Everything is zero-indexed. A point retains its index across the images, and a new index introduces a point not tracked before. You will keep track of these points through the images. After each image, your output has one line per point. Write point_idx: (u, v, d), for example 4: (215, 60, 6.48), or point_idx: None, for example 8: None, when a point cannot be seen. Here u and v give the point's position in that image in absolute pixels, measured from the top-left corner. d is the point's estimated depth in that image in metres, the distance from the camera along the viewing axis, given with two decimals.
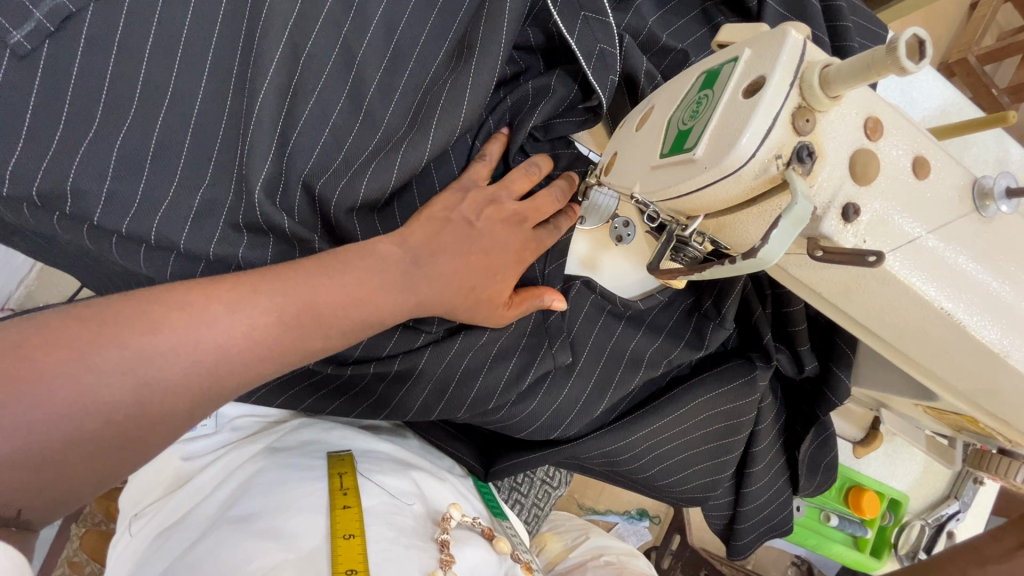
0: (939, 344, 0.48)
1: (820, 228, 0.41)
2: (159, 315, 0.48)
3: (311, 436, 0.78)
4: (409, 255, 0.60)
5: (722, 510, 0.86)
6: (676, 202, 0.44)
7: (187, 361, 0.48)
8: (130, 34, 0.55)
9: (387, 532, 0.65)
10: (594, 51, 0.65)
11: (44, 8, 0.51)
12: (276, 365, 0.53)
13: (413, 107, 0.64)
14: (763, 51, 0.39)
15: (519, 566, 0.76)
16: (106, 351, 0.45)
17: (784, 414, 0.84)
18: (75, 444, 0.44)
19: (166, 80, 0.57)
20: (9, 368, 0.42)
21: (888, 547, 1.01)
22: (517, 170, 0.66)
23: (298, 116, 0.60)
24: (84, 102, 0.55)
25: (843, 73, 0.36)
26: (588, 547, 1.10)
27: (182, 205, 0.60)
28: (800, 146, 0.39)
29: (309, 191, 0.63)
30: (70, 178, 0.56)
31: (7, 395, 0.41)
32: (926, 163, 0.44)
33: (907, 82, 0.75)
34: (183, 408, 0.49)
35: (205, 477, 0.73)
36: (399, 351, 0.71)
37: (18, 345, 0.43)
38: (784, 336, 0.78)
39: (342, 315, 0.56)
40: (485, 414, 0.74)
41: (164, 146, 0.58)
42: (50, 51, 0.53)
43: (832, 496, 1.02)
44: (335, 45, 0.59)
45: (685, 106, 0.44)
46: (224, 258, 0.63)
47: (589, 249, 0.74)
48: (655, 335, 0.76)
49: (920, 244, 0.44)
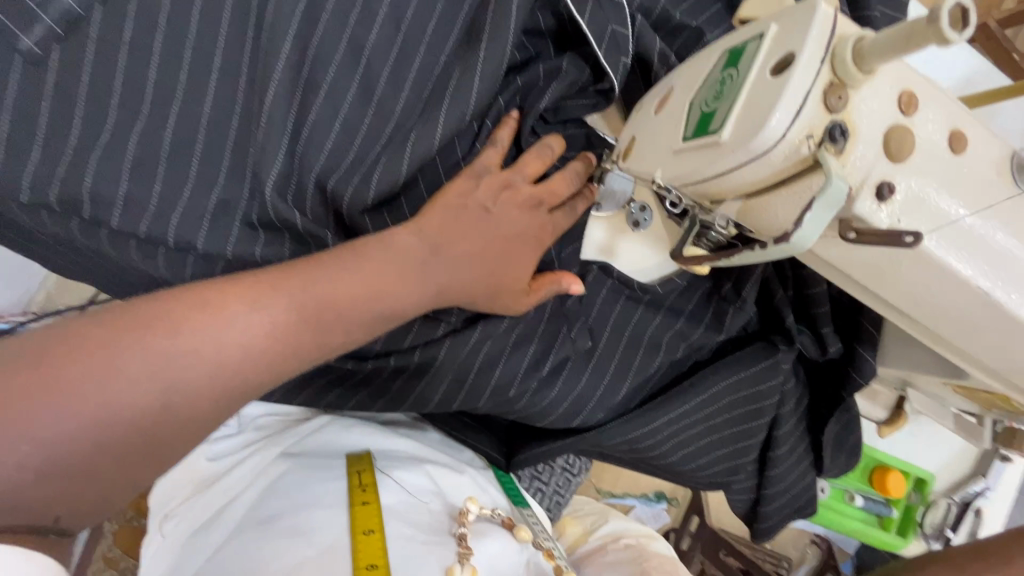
0: (972, 321, 0.47)
1: (854, 209, 0.39)
2: (180, 315, 0.48)
3: (332, 435, 0.79)
4: (427, 245, 0.59)
5: (746, 493, 0.86)
6: (700, 186, 0.44)
7: (212, 360, 0.48)
8: (139, 36, 0.55)
9: (405, 529, 0.66)
10: (605, 33, 0.63)
11: (51, 12, 0.52)
12: (296, 362, 0.53)
13: (422, 97, 0.63)
14: (792, 26, 0.38)
15: (541, 553, 0.75)
16: (128, 355, 0.46)
17: (807, 396, 0.83)
18: (107, 447, 0.45)
19: (175, 80, 0.57)
20: (38, 374, 0.43)
21: (913, 526, 1.00)
22: (529, 153, 0.65)
23: (309, 111, 0.59)
24: (96, 106, 0.55)
25: (878, 47, 0.34)
26: (607, 531, 1.12)
27: (198, 206, 0.60)
28: (832, 124, 0.37)
29: (321, 188, 0.62)
30: (86, 184, 0.56)
31: (39, 399, 0.43)
32: (963, 137, 0.42)
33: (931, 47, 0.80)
34: (209, 407, 0.49)
35: (231, 477, 0.74)
36: (419, 343, 0.71)
37: (46, 351, 0.44)
38: (807, 318, 0.77)
39: (361, 309, 0.55)
40: (506, 403, 0.74)
41: (176, 146, 0.58)
42: (60, 56, 0.54)
43: (855, 476, 1.00)
44: (343, 36, 0.59)
45: (707, 87, 0.43)
46: (241, 259, 0.62)
47: (606, 235, 0.71)
48: (675, 319, 0.76)
49: (955, 222, 0.42)
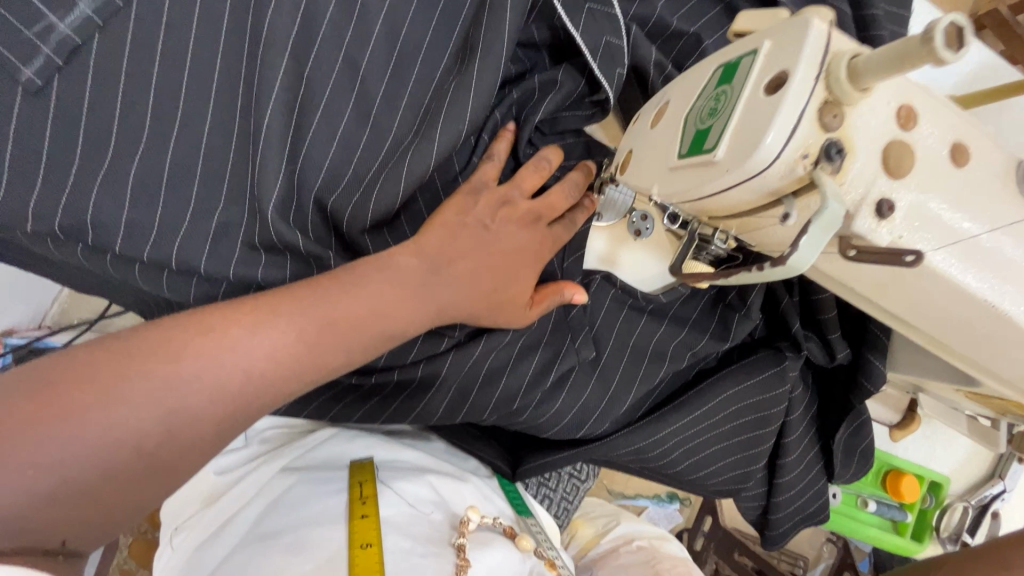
0: (980, 332, 0.46)
1: (854, 226, 0.39)
2: (182, 342, 0.49)
3: (337, 448, 0.79)
4: (426, 263, 0.59)
5: (756, 500, 0.85)
6: (697, 203, 0.43)
7: (214, 385, 0.49)
8: (136, 62, 0.55)
9: (403, 541, 0.67)
10: (599, 44, 0.62)
11: (52, 43, 0.52)
12: (298, 384, 0.53)
13: (419, 114, 0.63)
14: (784, 43, 0.37)
15: (542, 562, 0.76)
16: (132, 383, 0.46)
17: (815, 402, 0.82)
18: (111, 473, 0.46)
19: (174, 106, 0.57)
20: (44, 406, 0.44)
21: (929, 530, 0.98)
22: (527, 167, 0.64)
23: (306, 131, 0.60)
24: (97, 134, 0.56)
25: (873, 65, 0.33)
26: (620, 532, 1.13)
27: (200, 229, 0.60)
28: (829, 143, 0.37)
29: (321, 207, 0.63)
30: (89, 211, 0.57)
31: (44, 431, 0.43)
32: (965, 149, 0.41)
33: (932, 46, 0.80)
34: (212, 432, 0.50)
35: (238, 490, 0.75)
36: (422, 358, 0.71)
37: (53, 381, 0.45)
38: (814, 324, 0.76)
39: (362, 330, 0.56)
40: (510, 415, 0.74)
41: (177, 171, 0.58)
42: (60, 85, 0.54)
43: (868, 480, 0.99)
44: (338, 56, 0.59)
45: (701, 103, 0.42)
46: (244, 280, 0.63)
47: (607, 245, 0.71)
48: (680, 328, 0.75)
49: (960, 236, 0.41)
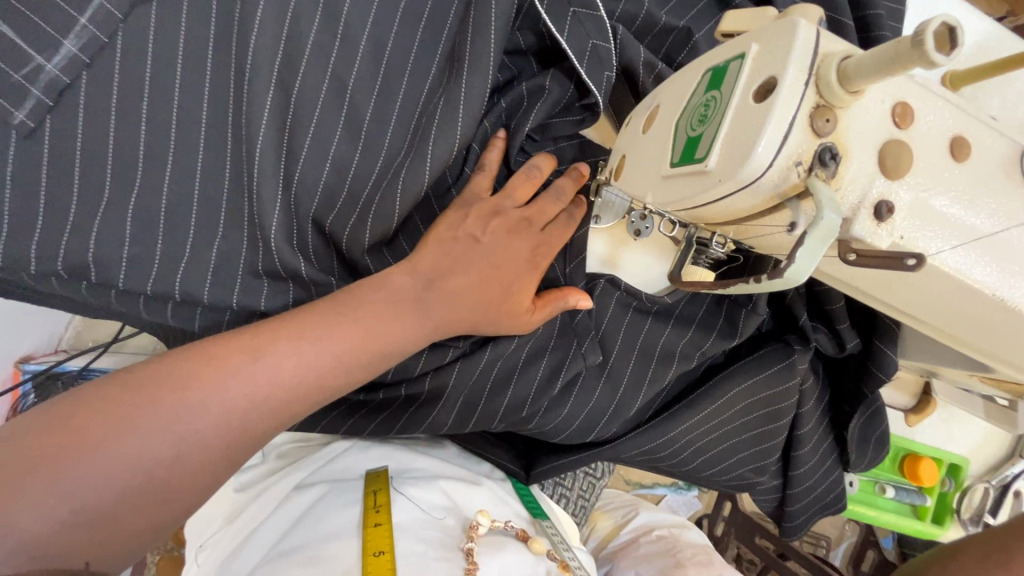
0: (988, 324, 0.45)
1: (852, 231, 0.38)
2: (188, 371, 0.49)
3: (351, 459, 0.80)
4: (420, 280, 0.59)
5: (771, 493, 0.85)
6: (692, 210, 0.42)
7: (219, 412, 0.49)
8: (126, 96, 0.55)
9: (416, 546, 0.67)
10: (586, 48, 0.62)
11: (40, 84, 0.52)
12: (304, 406, 0.54)
13: (409, 130, 0.63)
14: (773, 45, 0.36)
15: (555, 564, 0.75)
16: (143, 413, 0.47)
17: (828, 392, 0.81)
18: (127, 499, 0.46)
19: (166, 139, 0.57)
20: (63, 439, 0.45)
21: (950, 513, 0.98)
22: (517, 176, 0.64)
23: (298, 155, 0.60)
24: (92, 171, 0.56)
25: (864, 67, 0.33)
26: (640, 522, 1.14)
27: (201, 260, 0.61)
28: (822, 148, 0.36)
29: (320, 229, 0.64)
30: (90, 250, 0.57)
31: (64, 462, 0.44)
32: (966, 143, 0.40)
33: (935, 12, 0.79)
34: (222, 456, 0.50)
35: (258, 504, 0.76)
36: (429, 370, 0.71)
37: (69, 416, 0.46)
38: (822, 315, 0.75)
39: (363, 349, 0.56)
40: (519, 422, 0.74)
41: (174, 203, 0.59)
42: (53, 125, 0.54)
43: (885, 466, 0.98)
44: (325, 77, 0.59)
45: (692, 110, 0.42)
46: (247, 307, 0.64)
47: (607, 247, 0.70)
48: (686, 327, 0.74)
49: (962, 233, 0.40)
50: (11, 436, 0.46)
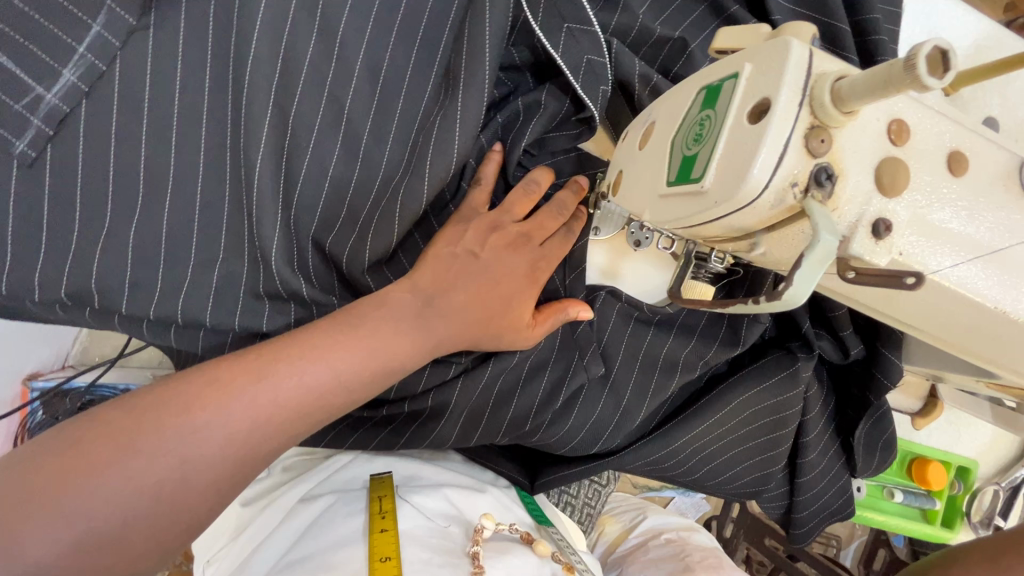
0: (993, 335, 0.45)
1: (850, 250, 0.38)
2: (192, 394, 0.49)
3: (356, 470, 0.80)
4: (421, 297, 0.59)
5: (778, 500, 0.84)
6: (690, 228, 0.42)
7: (222, 434, 0.49)
8: (125, 124, 0.55)
9: (422, 553, 0.67)
10: (581, 64, 0.62)
11: (40, 113, 0.53)
12: (307, 425, 0.54)
13: (407, 147, 0.63)
14: (766, 66, 0.36)
15: (559, 566, 0.75)
16: (148, 437, 0.47)
17: (833, 399, 0.81)
18: (134, 522, 0.46)
19: (166, 164, 0.57)
20: (70, 464, 0.45)
21: (960, 516, 0.97)
22: (516, 191, 0.64)
23: (297, 176, 0.60)
24: (93, 198, 0.56)
25: (858, 89, 0.33)
26: (648, 526, 1.14)
27: (203, 283, 0.61)
28: (818, 168, 0.36)
29: (320, 249, 0.65)
30: (94, 276, 0.57)
31: (73, 487, 0.45)
32: (963, 158, 0.40)
33: (930, 14, 0.78)
34: (227, 478, 0.50)
35: (263, 517, 0.75)
36: (432, 386, 0.71)
37: (76, 440, 0.46)
38: (825, 321, 0.75)
39: (365, 368, 0.56)
40: (523, 436, 0.74)
41: (175, 227, 0.59)
42: (54, 154, 0.54)
43: (893, 470, 0.98)
44: (322, 99, 0.59)
45: (687, 128, 0.42)
46: (250, 328, 0.64)
47: (607, 258, 0.71)
48: (688, 337, 0.74)
49: (962, 248, 0.40)
50: (17, 463, 0.46)
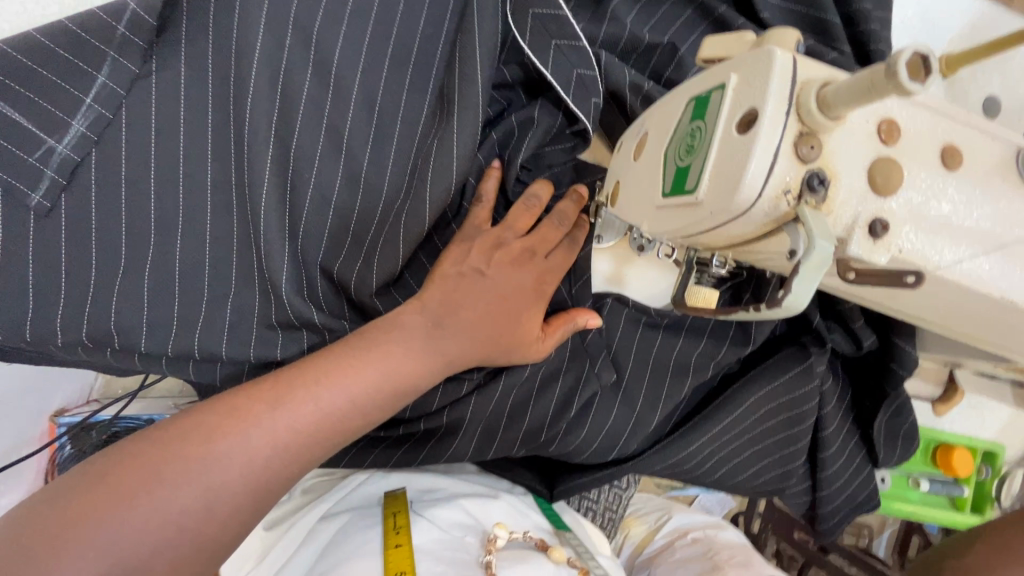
0: (1001, 321, 0.45)
1: (848, 251, 0.38)
2: (212, 423, 0.51)
3: (374, 487, 0.82)
4: (430, 318, 0.60)
5: (801, 496, 0.83)
6: (688, 237, 0.43)
7: (242, 462, 0.50)
8: (134, 169, 0.57)
9: (436, 566, 0.67)
10: (571, 78, 0.63)
11: (53, 164, 0.55)
12: (325, 448, 0.55)
13: (407, 171, 0.64)
14: (751, 76, 0.37)
15: (576, 571, 0.74)
16: (173, 467, 0.48)
17: (849, 391, 0.80)
18: (161, 552, 0.47)
19: (175, 204, 0.59)
20: (96, 498, 0.46)
21: (990, 501, 0.96)
22: (517, 207, 0.65)
23: (302, 207, 0.62)
24: (107, 243, 0.58)
25: (841, 95, 0.33)
26: (673, 526, 1.13)
27: (217, 317, 0.62)
28: (810, 174, 0.36)
29: (328, 276, 0.66)
30: (112, 317, 0.59)
31: (98, 519, 0.45)
32: (958, 150, 0.40)
33: None
34: (250, 506, 0.51)
35: (285, 540, 0.77)
36: (446, 404, 0.72)
37: (103, 474, 0.47)
38: (834, 314, 0.75)
39: (378, 391, 0.57)
40: (539, 447, 0.75)
41: (188, 265, 0.60)
42: (67, 203, 0.56)
43: (917, 459, 0.96)
44: (321, 130, 0.60)
45: (679, 139, 0.42)
46: (265, 359, 0.65)
47: (612, 265, 0.70)
48: (698, 339, 0.74)
49: (962, 240, 0.40)
50: (46, 499, 0.47)
